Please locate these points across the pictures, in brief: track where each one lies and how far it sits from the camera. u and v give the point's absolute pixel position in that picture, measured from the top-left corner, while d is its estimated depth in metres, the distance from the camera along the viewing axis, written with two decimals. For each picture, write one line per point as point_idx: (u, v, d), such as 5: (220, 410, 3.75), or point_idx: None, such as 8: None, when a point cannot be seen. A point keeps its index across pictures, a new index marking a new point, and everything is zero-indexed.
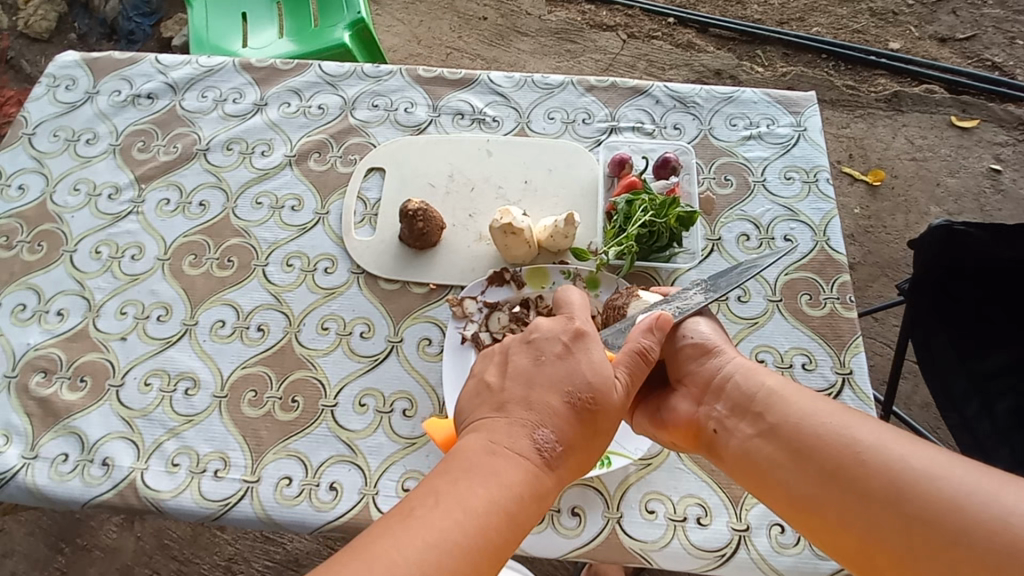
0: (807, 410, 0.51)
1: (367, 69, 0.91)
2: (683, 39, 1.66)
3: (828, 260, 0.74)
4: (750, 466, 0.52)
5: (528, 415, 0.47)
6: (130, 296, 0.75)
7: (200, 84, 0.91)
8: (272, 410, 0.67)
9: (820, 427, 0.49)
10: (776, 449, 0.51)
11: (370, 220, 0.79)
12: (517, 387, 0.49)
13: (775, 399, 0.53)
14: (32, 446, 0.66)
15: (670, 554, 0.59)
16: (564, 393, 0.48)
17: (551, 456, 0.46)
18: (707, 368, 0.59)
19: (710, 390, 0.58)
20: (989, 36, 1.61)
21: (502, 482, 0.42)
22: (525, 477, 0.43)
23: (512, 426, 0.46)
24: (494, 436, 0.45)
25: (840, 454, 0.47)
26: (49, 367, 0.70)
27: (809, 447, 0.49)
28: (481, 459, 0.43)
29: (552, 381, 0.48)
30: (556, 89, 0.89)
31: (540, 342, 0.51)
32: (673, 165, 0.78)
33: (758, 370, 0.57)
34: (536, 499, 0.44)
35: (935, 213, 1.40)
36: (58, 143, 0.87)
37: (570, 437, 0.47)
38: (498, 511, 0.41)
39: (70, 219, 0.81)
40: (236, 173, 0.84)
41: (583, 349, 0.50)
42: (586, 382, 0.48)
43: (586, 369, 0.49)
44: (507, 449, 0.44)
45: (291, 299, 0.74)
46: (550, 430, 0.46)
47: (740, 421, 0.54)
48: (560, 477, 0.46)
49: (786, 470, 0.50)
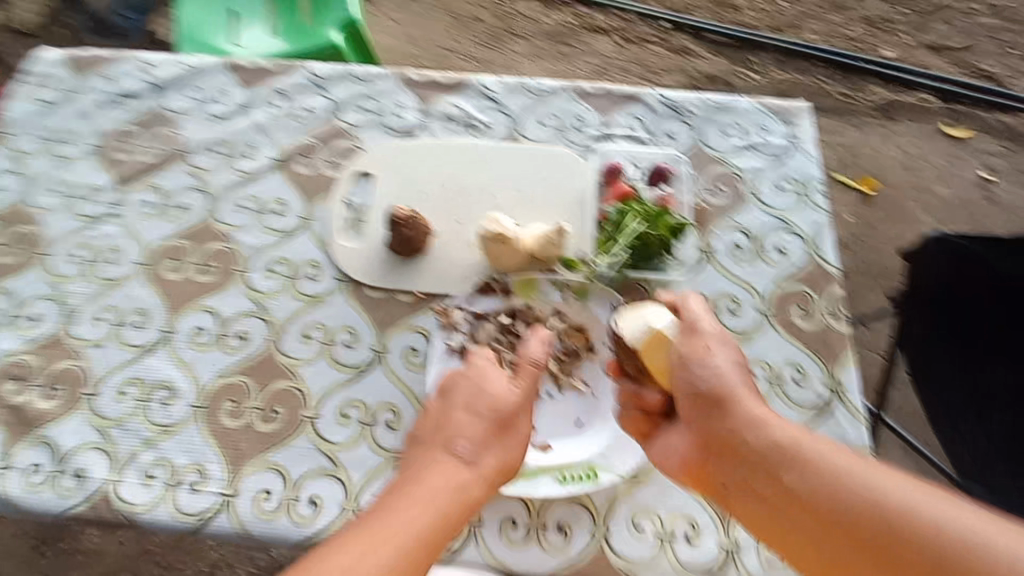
0: (823, 463, 0.51)
1: (356, 71, 0.89)
2: (678, 44, 1.65)
3: (821, 272, 0.73)
4: (773, 526, 0.52)
5: (442, 434, 0.58)
6: (108, 301, 0.73)
7: (184, 84, 0.89)
8: (252, 421, 0.65)
9: (844, 488, 0.49)
10: (801, 514, 0.50)
11: (356, 225, 0.78)
12: (433, 413, 0.60)
13: (794, 458, 0.52)
14: (2, 456, 0.64)
15: (658, 572, 0.58)
16: (461, 407, 0.59)
17: (464, 458, 0.57)
18: (725, 421, 0.57)
19: (723, 444, 0.57)
20: (982, 46, 1.61)
21: (431, 493, 0.54)
22: (455, 478, 0.55)
23: (429, 448, 0.57)
24: (419, 469, 0.56)
25: (864, 516, 0.47)
26: (22, 374, 0.68)
27: (833, 510, 0.49)
28: (410, 477, 0.55)
29: (456, 401, 0.60)
30: (549, 94, 0.87)
31: (451, 379, 0.61)
32: (667, 175, 0.78)
33: (766, 417, 0.56)
34: (456, 492, 0.54)
35: (927, 223, 1.40)
36: (36, 143, 0.85)
37: (479, 441, 0.57)
38: (417, 510, 0.52)
39: (47, 221, 0.79)
40: (219, 176, 0.82)
41: (477, 370, 0.61)
42: (478, 393, 0.59)
43: (479, 385, 0.60)
44: (427, 462, 0.56)
45: (274, 307, 0.72)
46: (461, 440, 0.57)
47: (760, 478, 0.53)
48: (483, 477, 0.57)
49: (813, 532, 0.50)
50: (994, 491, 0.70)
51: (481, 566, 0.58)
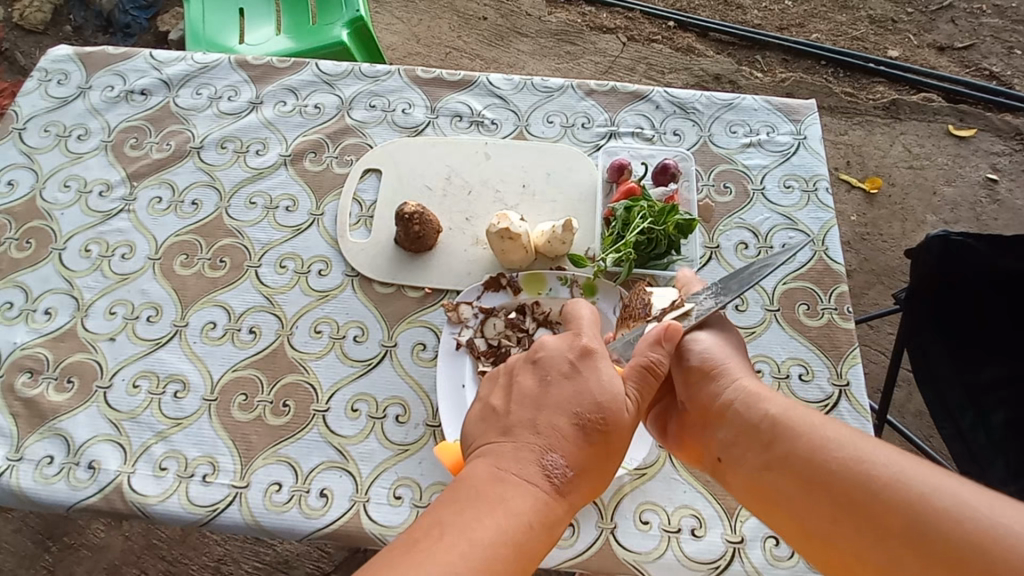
0: (818, 434, 0.50)
1: (365, 69, 0.90)
2: (683, 43, 1.65)
3: (826, 270, 0.74)
4: (762, 494, 0.52)
5: (536, 439, 0.47)
6: (120, 296, 0.74)
7: (194, 81, 0.89)
8: (262, 414, 0.66)
9: (834, 460, 0.47)
10: (788, 482, 0.50)
11: (365, 222, 0.78)
12: (523, 409, 0.49)
13: (781, 426, 0.52)
14: (16, 448, 0.64)
15: (663, 566, 0.58)
16: (571, 414, 0.47)
17: (560, 482, 0.45)
18: (710, 392, 0.58)
19: (714, 417, 0.57)
20: (987, 46, 1.61)
21: (506, 514, 0.42)
22: (536, 503, 0.44)
23: (519, 456, 0.46)
24: (500, 466, 0.45)
25: (853, 488, 0.45)
26: (36, 367, 0.69)
27: (822, 477, 0.47)
28: (489, 487, 0.44)
29: (560, 404, 0.48)
30: (556, 92, 0.88)
31: (548, 358, 0.51)
32: (673, 172, 0.77)
33: (764, 393, 0.55)
34: (546, 526, 0.44)
35: (931, 222, 1.40)
36: (49, 139, 0.86)
37: (580, 463, 0.46)
38: (506, 543, 0.41)
39: (60, 217, 0.80)
40: (229, 172, 0.82)
41: (589, 368, 0.50)
42: (593, 403, 0.48)
43: (594, 388, 0.49)
44: (515, 476, 0.45)
45: (283, 302, 0.73)
46: (559, 455, 0.46)
47: (746, 447, 0.54)
48: (570, 504, 0.46)
49: (803, 501, 0.48)
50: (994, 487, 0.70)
51: None
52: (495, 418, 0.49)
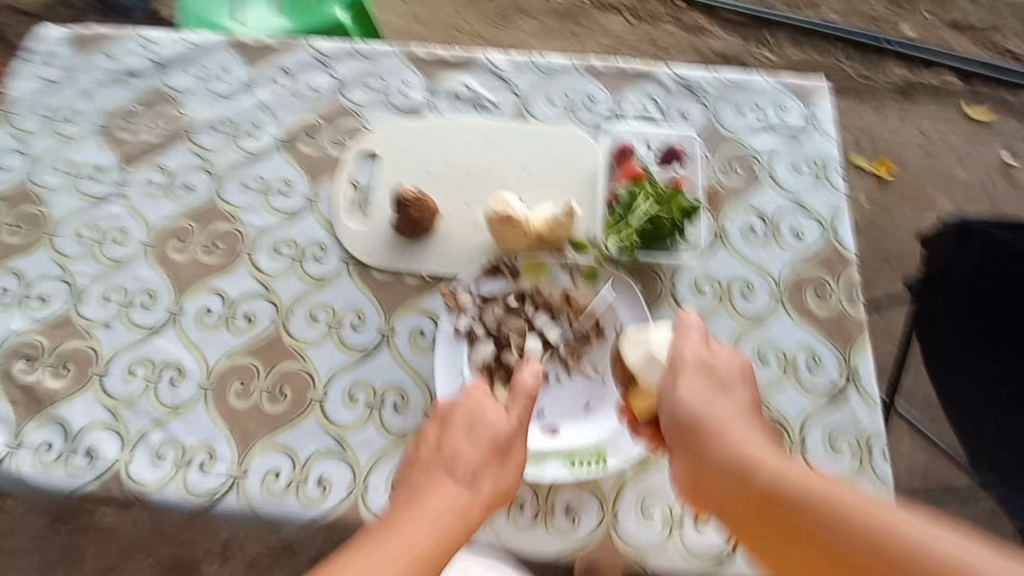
0: (807, 488, 0.45)
1: (362, 49, 0.87)
2: (690, 21, 1.61)
3: (837, 255, 0.72)
4: (761, 558, 0.46)
5: (436, 457, 0.52)
6: (115, 282, 0.73)
7: (188, 62, 0.87)
8: (260, 402, 0.65)
9: (820, 513, 0.42)
10: (780, 542, 0.44)
11: (362, 207, 0.77)
12: (433, 438, 0.55)
13: (773, 483, 0.47)
14: (13, 434, 0.64)
15: (665, 557, 0.58)
16: (458, 428, 0.54)
17: (463, 482, 0.50)
18: (701, 445, 0.53)
19: (704, 474, 0.52)
20: (1005, 24, 1.56)
21: (428, 519, 0.47)
22: (455, 504, 0.49)
23: (427, 478, 0.51)
24: (425, 478, 0.51)
25: (847, 547, 0.40)
26: (32, 353, 0.68)
27: (815, 538, 0.42)
28: (403, 506, 0.48)
29: (458, 427, 0.54)
30: (559, 72, 0.85)
31: (454, 397, 0.57)
32: (679, 156, 0.76)
33: (756, 450, 0.50)
34: (453, 521, 0.47)
35: (944, 207, 1.37)
36: (41, 122, 0.84)
37: (476, 464, 0.52)
38: (418, 546, 0.45)
39: (54, 201, 0.78)
40: (224, 156, 0.81)
41: (475, 397, 0.56)
42: (474, 413, 0.55)
43: (483, 408, 0.55)
44: (438, 484, 0.50)
45: (280, 288, 0.72)
46: (461, 463, 0.51)
47: (742, 505, 0.48)
48: (482, 502, 0.51)
49: (799, 566, 0.43)
50: (997, 477, 0.69)
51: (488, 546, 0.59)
52: (418, 457, 0.54)
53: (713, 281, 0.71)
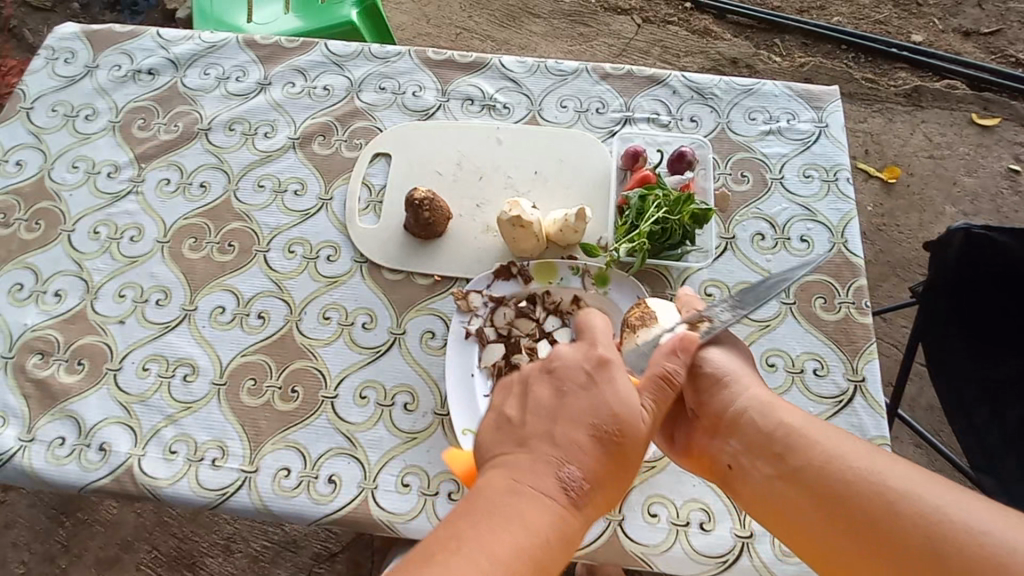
0: (832, 450, 0.50)
1: (374, 50, 0.88)
2: (699, 25, 1.61)
3: (845, 262, 0.72)
4: (770, 506, 0.51)
5: (553, 451, 0.44)
6: (129, 279, 0.74)
7: (201, 61, 0.88)
8: (271, 400, 0.66)
9: (845, 471, 0.48)
10: (800, 494, 0.49)
11: (374, 207, 0.77)
12: (540, 420, 0.46)
13: (795, 438, 0.52)
14: (28, 429, 0.65)
15: (671, 558, 0.58)
16: (588, 426, 0.45)
17: (576, 493, 0.43)
18: (720, 401, 0.58)
19: (724, 427, 0.57)
20: (1014, 31, 1.56)
21: (524, 535, 0.40)
22: (554, 519, 0.41)
23: (531, 469, 0.43)
24: (515, 473, 0.43)
25: (865, 504, 0.45)
26: (47, 349, 0.69)
27: (839, 494, 0.47)
28: (503, 502, 0.41)
29: (576, 416, 0.45)
30: (570, 76, 0.86)
31: (571, 370, 0.47)
32: (689, 160, 0.75)
33: (777, 404, 0.55)
34: (561, 536, 0.41)
35: (950, 214, 1.37)
36: (56, 119, 0.85)
37: (597, 471, 0.44)
38: (522, 562, 0.39)
39: (69, 198, 0.79)
40: (238, 154, 0.81)
41: (607, 379, 0.46)
42: (613, 415, 0.45)
43: (611, 400, 0.45)
44: (530, 488, 0.42)
45: (292, 287, 0.73)
46: (575, 467, 0.43)
47: (761, 457, 0.53)
48: (588, 516, 0.44)
49: (813, 515, 0.48)
50: (1005, 483, 0.69)
51: None
52: (510, 426, 0.46)
53: (721, 287, 0.71)
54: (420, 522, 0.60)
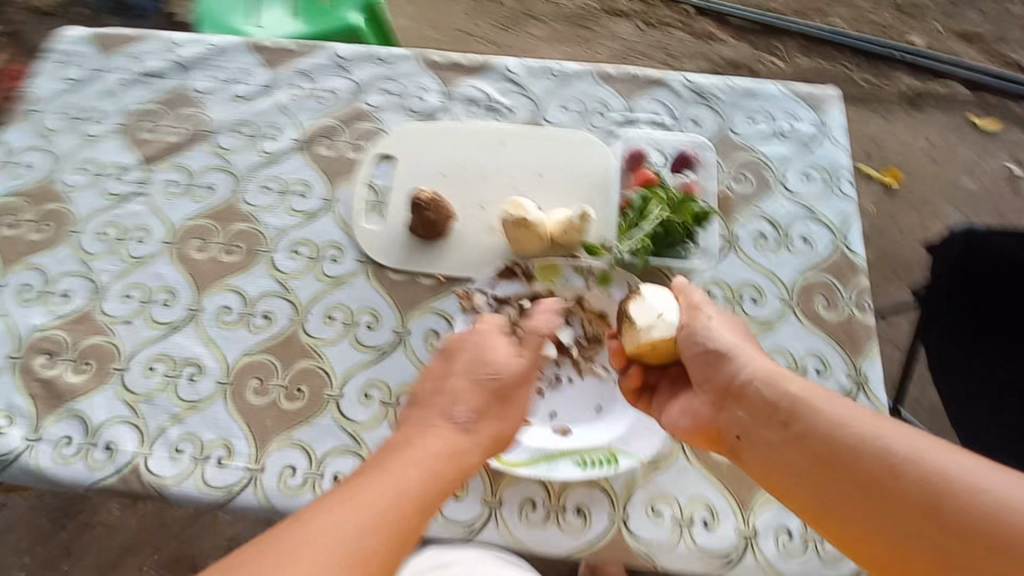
0: (833, 414, 0.50)
1: (379, 52, 0.89)
2: (700, 28, 1.62)
3: (847, 262, 0.73)
4: (772, 470, 0.52)
5: (443, 403, 0.55)
6: (135, 280, 0.74)
7: (207, 64, 0.89)
8: (277, 399, 0.66)
9: (849, 435, 0.48)
10: (804, 457, 0.50)
11: (378, 208, 0.78)
12: (430, 383, 0.57)
13: (799, 406, 0.52)
14: (35, 428, 0.65)
15: (675, 556, 0.58)
16: (470, 378, 0.56)
17: (465, 423, 0.53)
18: (726, 372, 0.59)
19: (731, 396, 0.58)
20: (1014, 35, 1.57)
21: (424, 457, 0.49)
22: (449, 444, 0.51)
23: (429, 416, 0.54)
24: (417, 422, 0.53)
25: (866, 461, 0.46)
26: (53, 349, 0.70)
27: (843, 456, 0.48)
28: (404, 445, 0.50)
29: (460, 370, 0.57)
30: (573, 78, 0.86)
31: (450, 347, 0.60)
32: (691, 162, 0.76)
33: (781, 375, 0.56)
34: (456, 457, 0.51)
35: (951, 216, 1.37)
36: (63, 121, 0.85)
37: (480, 407, 0.55)
38: (424, 479, 0.47)
39: (75, 199, 0.80)
40: (243, 156, 0.82)
41: (470, 343, 0.59)
42: (485, 363, 0.58)
43: (488, 353, 0.58)
44: (427, 427, 0.52)
45: (297, 288, 0.73)
46: (463, 405, 0.54)
47: (767, 423, 0.54)
48: (479, 445, 0.54)
49: (820, 479, 0.49)
50: None
51: (500, 544, 0.60)
52: (417, 396, 0.57)
53: (724, 286, 0.72)
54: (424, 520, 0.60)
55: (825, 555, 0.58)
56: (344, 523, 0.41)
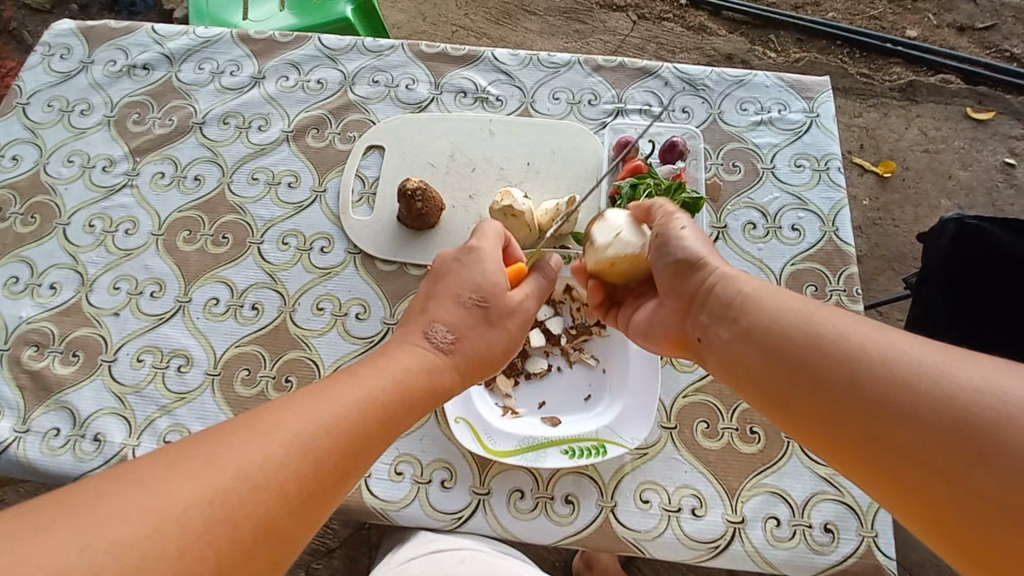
0: (785, 308, 0.46)
1: (367, 43, 0.88)
2: (694, 21, 1.62)
3: (837, 251, 0.72)
4: (733, 368, 0.49)
5: (426, 322, 0.52)
6: (124, 272, 0.74)
7: (196, 56, 0.88)
8: (265, 389, 0.66)
9: (807, 329, 0.43)
10: (756, 351, 0.46)
11: (368, 199, 0.78)
12: (421, 301, 0.55)
13: (750, 302, 0.49)
14: (23, 420, 0.65)
15: (663, 544, 0.58)
16: (457, 299, 0.53)
17: (444, 344, 0.50)
18: (690, 281, 0.55)
19: (693, 302, 0.54)
20: (1009, 26, 1.56)
21: (388, 372, 0.46)
22: (420, 361, 0.48)
23: (413, 333, 0.51)
24: (395, 341, 0.51)
25: (820, 353, 0.42)
26: (41, 341, 0.70)
27: (797, 350, 0.43)
28: (380, 358, 0.48)
29: (449, 290, 0.53)
30: (562, 68, 0.86)
31: (444, 264, 0.56)
32: (681, 150, 0.75)
33: (741, 276, 0.52)
34: (428, 376, 0.48)
35: (945, 207, 1.37)
36: (52, 114, 0.85)
37: (461, 328, 0.51)
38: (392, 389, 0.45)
39: (64, 192, 0.80)
40: (232, 148, 0.82)
41: (471, 260, 0.55)
42: (475, 285, 0.53)
43: (477, 275, 0.54)
44: (404, 345, 0.50)
45: (286, 278, 0.73)
46: (443, 324, 0.51)
47: (722, 323, 0.50)
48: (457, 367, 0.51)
49: (774, 374, 0.45)
50: None
51: (489, 533, 0.60)
52: (405, 315, 0.55)
53: None
54: (413, 510, 0.60)
55: (813, 543, 0.58)
56: (304, 417, 0.39)
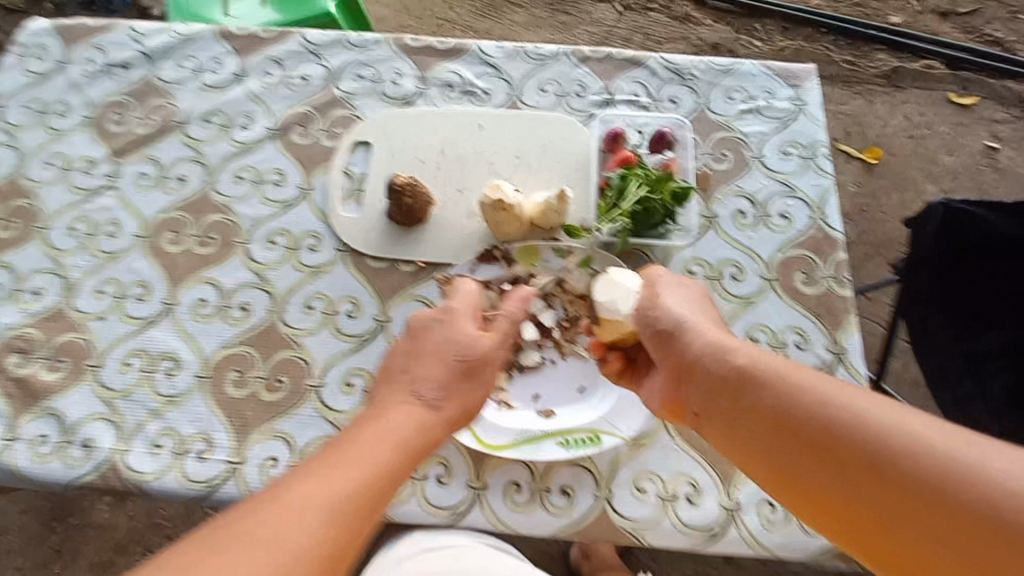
0: (786, 381, 0.47)
1: (351, 38, 0.87)
2: (680, 11, 1.61)
3: (825, 237, 0.73)
4: (737, 445, 0.49)
5: (410, 378, 0.53)
6: (109, 275, 0.73)
7: (176, 54, 0.87)
8: (257, 390, 0.66)
9: (820, 411, 0.44)
10: (755, 425, 0.48)
11: (356, 196, 0.77)
12: (402, 358, 0.55)
13: (750, 373, 0.49)
14: (9, 428, 0.64)
15: (660, 532, 0.59)
16: (450, 356, 0.55)
17: (431, 401, 0.52)
18: (681, 346, 0.56)
19: (685, 372, 0.55)
20: (990, 11, 1.57)
21: (376, 437, 0.47)
22: (408, 423, 0.50)
23: (395, 391, 0.52)
24: (376, 406, 0.51)
25: (818, 432, 0.43)
26: (26, 347, 0.68)
27: (798, 429, 0.45)
28: (367, 424, 0.48)
29: (439, 346, 0.55)
30: (550, 59, 0.86)
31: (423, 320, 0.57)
32: (669, 140, 0.75)
33: (732, 343, 0.53)
34: (418, 435, 0.50)
35: (931, 192, 1.38)
36: (29, 116, 0.83)
37: (448, 386, 0.53)
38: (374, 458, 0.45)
39: (44, 195, 0.78)
40: (216, 147, 0.81)
41: (455, 319, 0.57)
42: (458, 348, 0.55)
43: (461, 333, 0.56)
44: (390, 413, 0.50)
45: (275, 278, 0.72)
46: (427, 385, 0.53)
47: (718, 396, 0.51)
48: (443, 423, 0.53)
49: (781, 453, 0.45)
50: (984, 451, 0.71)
51: (486, 526, 0.60)
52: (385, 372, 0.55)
53: (706, 265, 0.72)
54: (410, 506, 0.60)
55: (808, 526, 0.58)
56: (304, 497, 0.40)
